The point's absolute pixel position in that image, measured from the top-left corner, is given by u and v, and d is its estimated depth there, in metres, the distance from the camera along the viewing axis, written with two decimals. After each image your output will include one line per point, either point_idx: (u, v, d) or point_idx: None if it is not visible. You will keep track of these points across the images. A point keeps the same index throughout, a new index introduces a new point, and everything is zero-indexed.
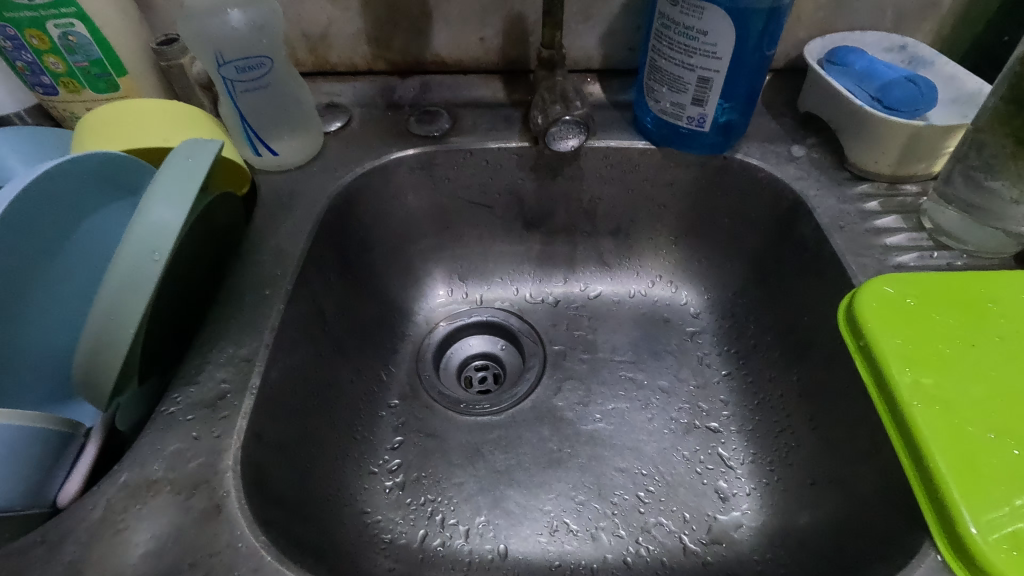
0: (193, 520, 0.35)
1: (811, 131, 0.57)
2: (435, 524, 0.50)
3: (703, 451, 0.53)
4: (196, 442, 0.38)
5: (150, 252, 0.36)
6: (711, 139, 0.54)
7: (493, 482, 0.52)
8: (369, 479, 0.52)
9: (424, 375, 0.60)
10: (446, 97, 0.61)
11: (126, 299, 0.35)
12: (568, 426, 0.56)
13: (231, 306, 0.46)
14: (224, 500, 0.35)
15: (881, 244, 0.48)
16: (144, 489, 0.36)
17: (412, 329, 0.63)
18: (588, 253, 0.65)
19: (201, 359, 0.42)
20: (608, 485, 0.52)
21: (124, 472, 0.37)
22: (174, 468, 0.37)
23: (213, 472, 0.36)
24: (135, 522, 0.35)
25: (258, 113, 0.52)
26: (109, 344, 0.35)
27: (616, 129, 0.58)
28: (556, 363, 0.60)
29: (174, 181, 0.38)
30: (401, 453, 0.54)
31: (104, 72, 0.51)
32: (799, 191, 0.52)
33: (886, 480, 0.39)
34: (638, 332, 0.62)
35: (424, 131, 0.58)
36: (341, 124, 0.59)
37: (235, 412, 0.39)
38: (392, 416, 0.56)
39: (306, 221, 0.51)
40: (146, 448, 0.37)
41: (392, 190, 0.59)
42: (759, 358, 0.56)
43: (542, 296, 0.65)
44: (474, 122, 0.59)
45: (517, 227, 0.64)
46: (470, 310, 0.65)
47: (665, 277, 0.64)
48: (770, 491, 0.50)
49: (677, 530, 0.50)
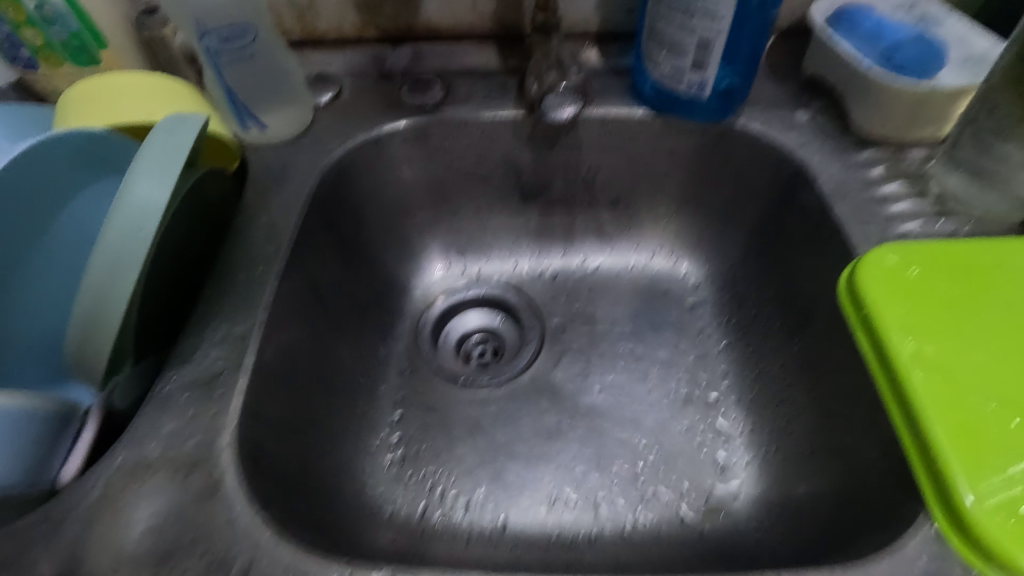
0: (192, 498, 0.35)
1: (815, 94, 0.55)
2: (436, 496, 0.51)
3: (703, 422, 0.53)
4: (193, 421, 0.38)
5: (136, 231, 0.35)
6: (711, 105, 0.52)
7: (493, 455, 0.52)
8: (369, 453, 0.52)
9: (423, 350, 0.60)
10: (439, 65, 0.59)
11: (113, 279, 0.35)
12: (568, 398, 0.56)
13: (224, 284, 0.45)
14: (222, 478, 0.36)
15: (885, 212, 0.46)
16: (142, 468, 0.36)
17: (409, 304, 0.63)
18: (587, 224, 0.64)
19: (196, 338, 0.42)
20: (607, 457, 0.52)
21: (122, 451, 0.37)
22: (171, 447, 0.37)
23: (211, 450, 0.37)
24: (134, 501, 0.35)
25: (244, 85, 0.50)
26: (100, 326, 0.35)
27: (614, 96, 0.56)
28: (555, 336, 0.60)
29: (157, 157, 0.37)
30: (402, 427, 0.54)
31: (85, 44, 0.50)
32: (801, 157, 0.51)
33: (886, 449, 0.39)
34: (637, 303, 0.62)
35: (417, 101, 0.56)
36: (332, 95, 0.57)
37: (231, 391, 0.39)
38: (391, 392, 0.56)
39: (297, 196, 0.50)
40: (143, 427, 0.37)
41: (385, 163, 0.57)
42: (760, 328, 0.56)
43: (541, 269, 0.65)
44: (469, 91, 0.57)
45: (514, 199, 0.63)
46: (468, 284, 0.64)
47: (665, 247, 0.63)
48: (768, 461, 0.50)
49: (676, 500, 0.50)
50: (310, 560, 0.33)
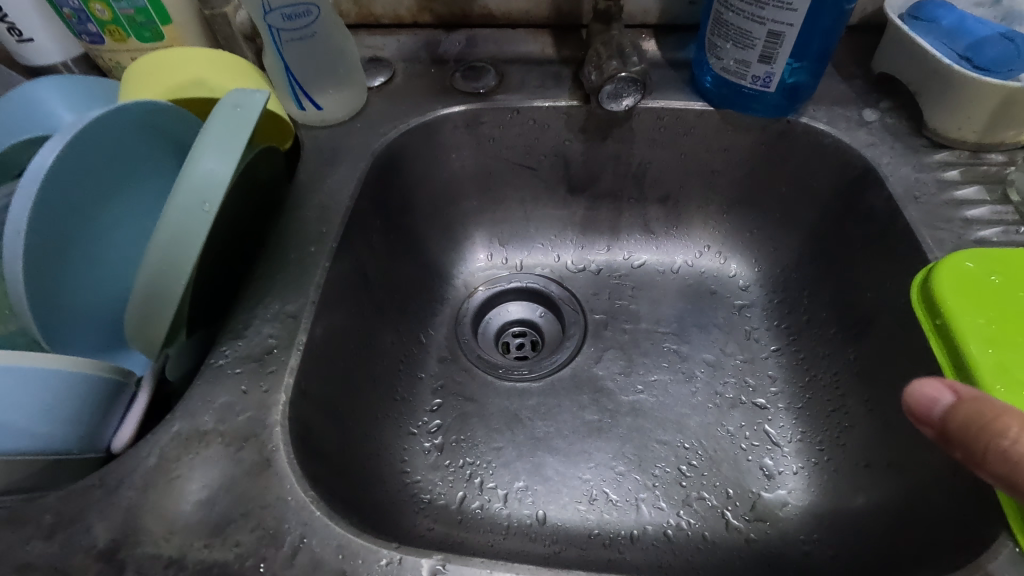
0: (244, 472, 0.34)
1: (884, 94, 0.52)
2: (474, 486, 0.50)
3: (749, 427, 0.52)
4: (245, 396, 0.37)
5: (199, 203, 0.35)
6: (775, 100, 0.51)
7: (532, 449, 0.52)
8: (408, 439, 0.52)
9: (463, 339, 0.59)
10: (493, 52, 0.59)
11: (177, 250, 0.35)
12: (608, 396, 0.55)
13: (276, 262, 0.45)
14: (273, 454, 0.35)
15: (960, 217, 0.44)
16: (195, 439, 0.36)
17: (450, 292, 0.62)
18: (634, 220, 0.63)
19: (249, 314, 0.42)
20: (649, 458, 0.51)
21: (177, 421, 0.36)
22: (224, 420, 0.36)
23: (262, 426, 0.36)
24: (187, 471, 0.35)
25: (303, 65, 0.50)
26: (163, 296, 0.35)
27: (672, 89, 0.54)
28: (597, 332, 0.59)
29: (222, 129, 0.37)
30: (441, 415, 0.54)
31: (149, 20, 0.50)
32: (869, 158, 0.49)
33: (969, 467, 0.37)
34: (682, 303, 0.60)
35: (470, 87, 0.56)
36: (385, 79, 0.57)
37: (283, 367, 0.39)
38: (431, 379, 0.56)
39: (350, 177, 0.50)
40: (197, 399, 0.37)
41: (435, 148, 0.57)
42: (813, 335, 0.54)
43: (584, 264, 0.64)
44: (522, 78, 0.57)
45: (562, 192, 0.62)
46: (510, 276, 0.64)
47: (713, 247, 0.62)
48: (819, 472, 0.48)
49: (720, 506, 0.48)
50: (358, 540, 0.33)
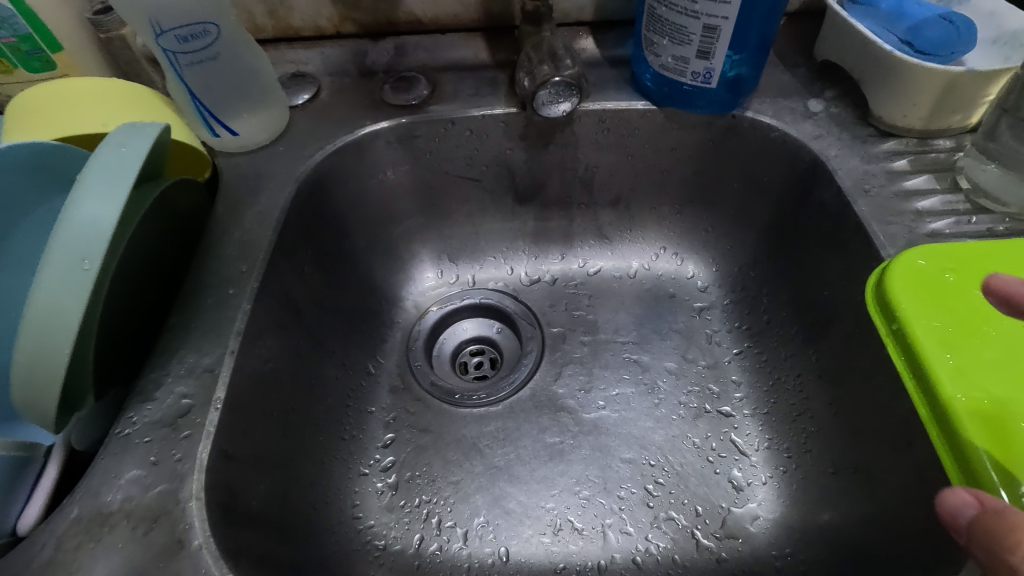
0: (154, 558, 0.31)
1: (829, 82, 0.51)
2: (431, 527, 0.47)
3: (715, 437, 0.50)
4: (155, 468, 0.33)
5: (79, 260, 0.31)
6: (718, 96, 0.49)
7: (492, 480, 0.49)
8: (358, 482, 0.48)
9: (415, 366, 0.56)
10: (423, 60, 0.55)
11: (57, 315, 0.31)
12: (570, 415, 0.52)
13: (192, 307, 0.41)
14: (187, 534, 0.31)
15: (912, 209, 0.43)
16: (98, 523, 0.32)
17: (400, 316, 0.59)
18: (586, 226, 0.60)
19: (161, 371, 0.38)
20: (614, 479, 0.48)
21: (77, 504, 0.32)
22: (132, 498, 0.32)
23: (174, 502, 0.32)
24: (89, 562, 0.31)
25: (210, 89, 0.46)
26: (45, 367, 0.31)
27: (612, 90, 0.52)
28: (555, 347, 0.57)
29: (103, 173, 0.33)
30: (394, 450, 0.51)
31: (36, 48, 0.46)
32: (817, 151, 0.47)
33: (938, 474, 0.35)
34: (640, 308, 0.58)
35: (401, 99, 0.53)
36: (309, 96, 0.53)
37: (198, 431, 0.35)
38: (382, 413, 0.53)
39: (273, 207, 0.46)
40: (101, 476, 0.33)
41: (367, 167, 0.53)
42: (774, 335, 0.52)
43: (539, 274, 0.61)
44: (455, 87, 0.54)
45: (509, 202, 0.59)
46: (461, 293, 0.61)
47: (669, 248, 0.60)
48: (788, 480, 0.47)
49: (690, 525, 0.46)
50: None
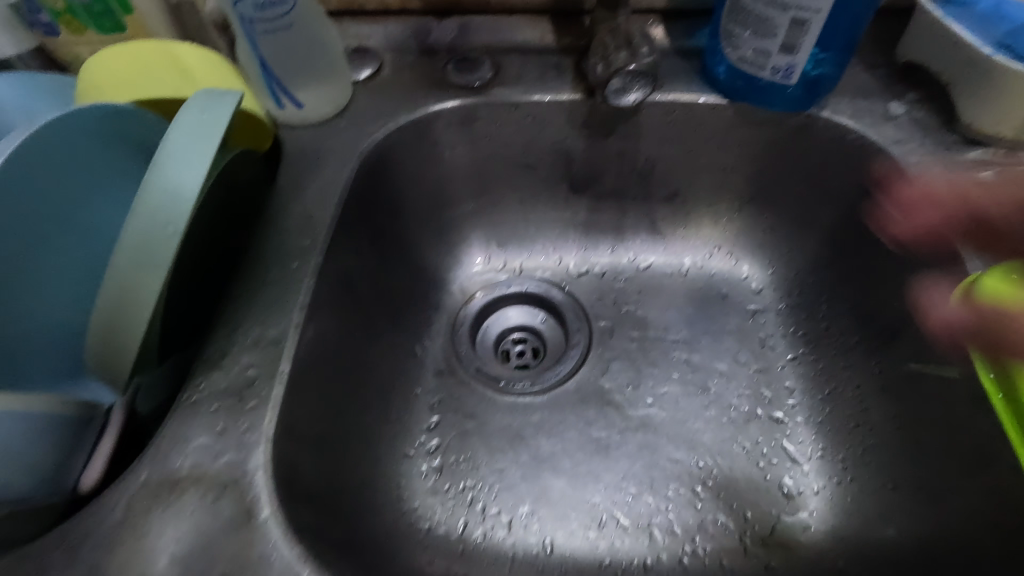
0: (223, 527, 0.31)
1: (912, 84, 0.49)
2: (475, 513, 0.47)
3: (766, 442, 0.49)
4: (222, 437, 0.33)
5: (163, 226, 0.31)
6: (794, 93, 0.47)
7: (537, 471, 0.49)
8: (405, 463, 0.48)
9: (461, 351, 0.56)
10: (487, 40, 0.54)
11: (139, 281, 0.31)
12: (616, 411, 0.52)
13: (255, 279, 0.41)
14: (254, 504, 0.31)
15: (999, 223, 0.41)
16: (167, 488, 0.32)
17: (446, 299, 0.58)
18: (640, 219, 0.59)
19: (226, 341, 0.38)
20: (661, 478, 0.48)
21: (147, 467, 0.33)
22: (201, 464, 0.33)
23: (241, 472, 0.32)
24: (160, 526, 0.31)
25: (280, 58, 0.45)
26: (125, 331, 0.31)
27: (682, 80, 0.50)
28: (602, 341, 0.56)
29: (188, 139, 0.33)
30: (439, 434, 0.50)
31: (109, 9, 0.45)
32: (897, 156, 0.45)
33: None
34: (691, 307, 0.57)
35: (464, 80, 0.52)
36: (371, 72, 0.52)
37: (264, 402, 0.35)
38: (427, 395, 0.52)
39: (335, 182, 0.46)
40: (170, 441, 0.33)
41: (427, 147, 0.52)
42: (832, 343, 0.51)
43: (587, 266, 0.60)
44: (520, 70, 0.52)
45: (563, 190, 0.58)
46: (509, 280, 0.60)
47: (724, 247, 0.58)
48: (842, 492, 0.46)
49: (738, 530, 0.46)
50: None
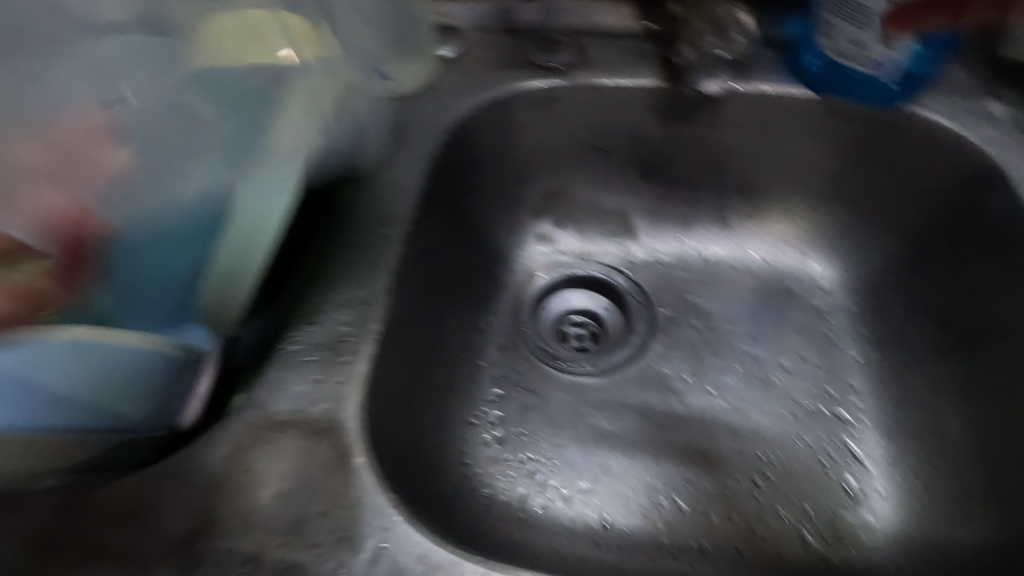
0: (322, 469, 0.33)
1: (1013, 84, 0.47)
2: (535, 484, 0.48)
3: (829, 440, 0.49)
4: (319, 386, 0.35)
5: (280, 182, 0.37)
6: (890, 87, 0.46)
7: (597, 449, 0.50)
8: (469, 432, 0.50)
9: (523, 329, 0.57)
10: (569, 20, 0.54)
11: (259, 226, 0.37)
12: (677, 398, 0.52)
13: (345, 243, 0.43)
14: (350, 450, 0.33)
15: None
16: (269, 429, 0.34)
17: (510, 278, 0.59)
18: (709, 209, 0.59)
19: (320, 298, 0.39)
20: (721, 468, 0.49)
21: (250, 409, 0.35)
22: (300, 409, 0.35)
23: (337, 419, 0.34)
24: (264, 464, 0.33)
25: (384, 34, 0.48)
26: (241, 269, 0.37)
27: (770, 70, 0.49)
28: (665, 329, 0.57)
29: (298, 106, 0.38)
30: (502, 406, 0.52)
31: None
32: (993, 159, 0.45)
33: None
34: (757, 301, 0.57)
35: (547, 61, 0.52)
36: (453, 49, 0.53)
37: (358, 357, 0.37)
38: (491, 368, 0.54)
39: (421, 154, 0.47)
40: (270, 386, 0.35)
41: (507, 125, 0.53)
42: (905, 346, 0.51)
43: (651, 254, 0.60)
44: (603, 53, 0.52)
45: (634, 176, 0.58)
46: (572, 264, 0.60)
47: (794, 242, 0.57)
48: (909, 494, 0.46)
49: (797, 523, 0.46)
50: (443, 549, 0.31)
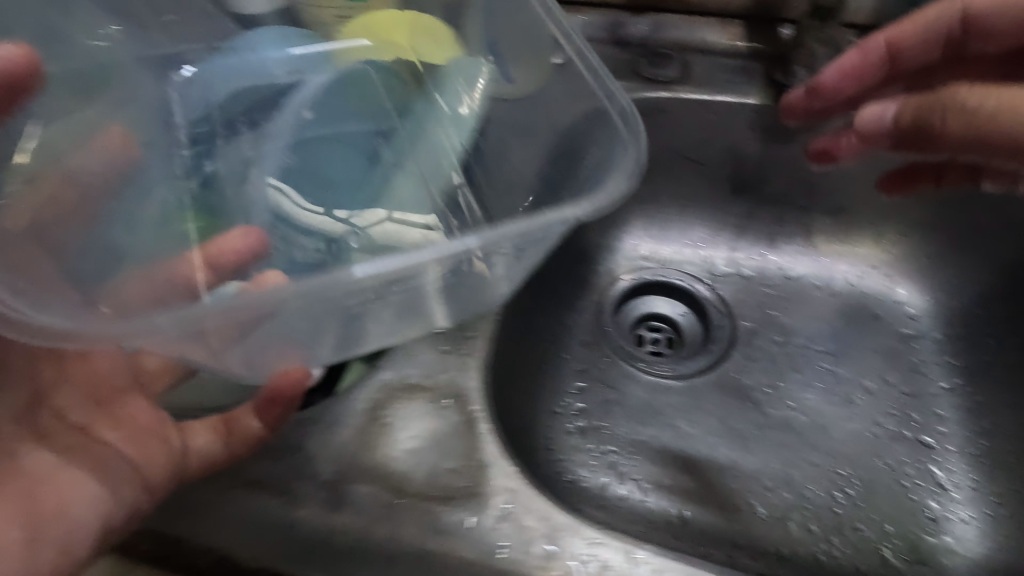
0: (452, 429, 0.36)
1: None
2: (615, 475, 0.50)
3: (912, 464, 0.50)
4: (446, 355, 0.39)
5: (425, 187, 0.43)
6: None
7: (677, 447, 0.52)
8: (555, 420, 0.52)
9: (605, 329, 0.59)
10: (677, 37, 0.57)
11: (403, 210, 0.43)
12: (757, 407, 0.54)
13: None
14: (476, 415, 0.36)
15: None
16: (403, 390, 0.37)
17: (594, 279, 0.61)
18: (797, 229, 0.60)
19: None
20: (800, 479, 0.50)
21: (386, 370, 0.38)
22: (430, 375, 0.38)
23: (463, 388, 0.38)
24: (396, 421, 0.36)
25: None
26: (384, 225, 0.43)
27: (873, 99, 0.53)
28: (746, 341, 0.58)
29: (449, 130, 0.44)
30: (585, 398, 0.54)
31: None
32: None
33: None
34: (839, 322, 0.58)
35: (654, 73, 0.55)
36: None
37: (480, 334, 0.41)
38: (574, 362, 0.56)
39: None
40: (403, 351, 0.39)
41: None
42: (995, 377, 0.51)
43: (734, 267, 0.62)
44: (708, 70, 0.55)
45: (724, 191, 0.59)
46: (655, 270, 0.62)
47: (881, 268, 0.58)
48: (996, 523, 0.46)
49: (877, 541, 0.46)
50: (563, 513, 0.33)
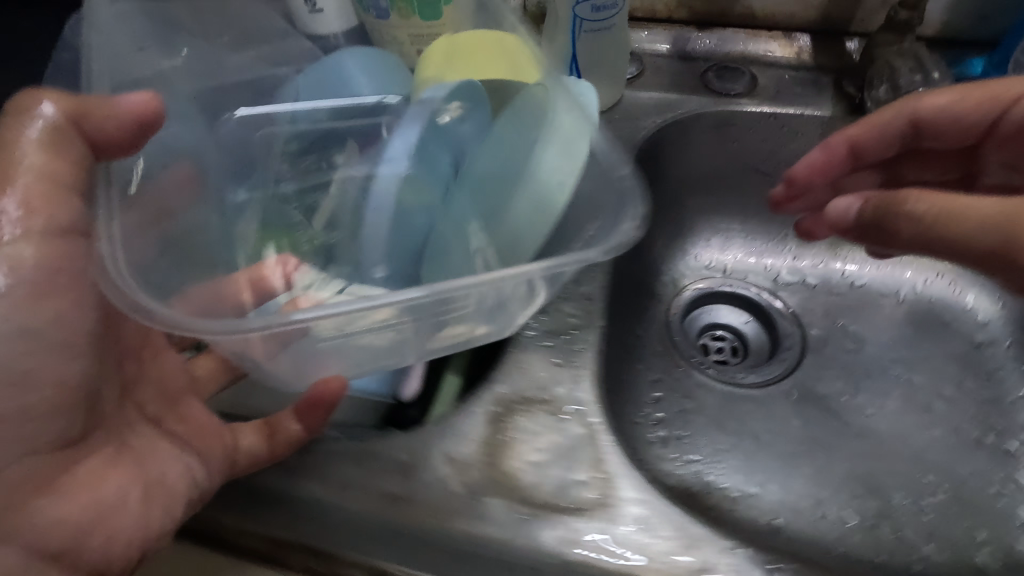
0: (577, 441, 0.38)
1: None
2: (701, 483, 0.50)
3: (998, 471, 0.50)
4: (560, 368, 0.42)
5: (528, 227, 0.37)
6: None
7: (760, 454, 0.52)
8: (637, 430, 0.53)
9: (676, 339, 0.59)
10: (744, 51, 0.58)
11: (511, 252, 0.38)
12: (836, 414, 0.54)
13: None
14: (597, 429, 0.39)
15: None
16: (523, 402, 0.40)
17: (661, 289, 0.61)
18: None
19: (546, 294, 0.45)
20: (887, 486, 0.50)
21: (504, 383, 0.41)
22: (547, 387, 0.40)
23: (581, 400, 0.40)
24: (521, 435, 0.38)
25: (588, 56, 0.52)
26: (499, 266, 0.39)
27: None
28: (817, 348, 0.59)
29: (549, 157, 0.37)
30: (663, 407, 0.55)
31: None
32: None
33: None
34: (910, 329, 0.58)
35: (724, 87, 0.56)
36: (636, 71, 0.57)
37: (588, 345, 0.43)
38: (647, 372, 0.56)
39: None
40: (519, 364, 0.41)
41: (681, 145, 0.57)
42: None
43: (799, 276, 0.62)
44: (779, 84, 0.56)
45: None
46: (721, 280, 0.62)
47: (948, 276, 0.59)
48: None
49: (970, 546, 0.46)
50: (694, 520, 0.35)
